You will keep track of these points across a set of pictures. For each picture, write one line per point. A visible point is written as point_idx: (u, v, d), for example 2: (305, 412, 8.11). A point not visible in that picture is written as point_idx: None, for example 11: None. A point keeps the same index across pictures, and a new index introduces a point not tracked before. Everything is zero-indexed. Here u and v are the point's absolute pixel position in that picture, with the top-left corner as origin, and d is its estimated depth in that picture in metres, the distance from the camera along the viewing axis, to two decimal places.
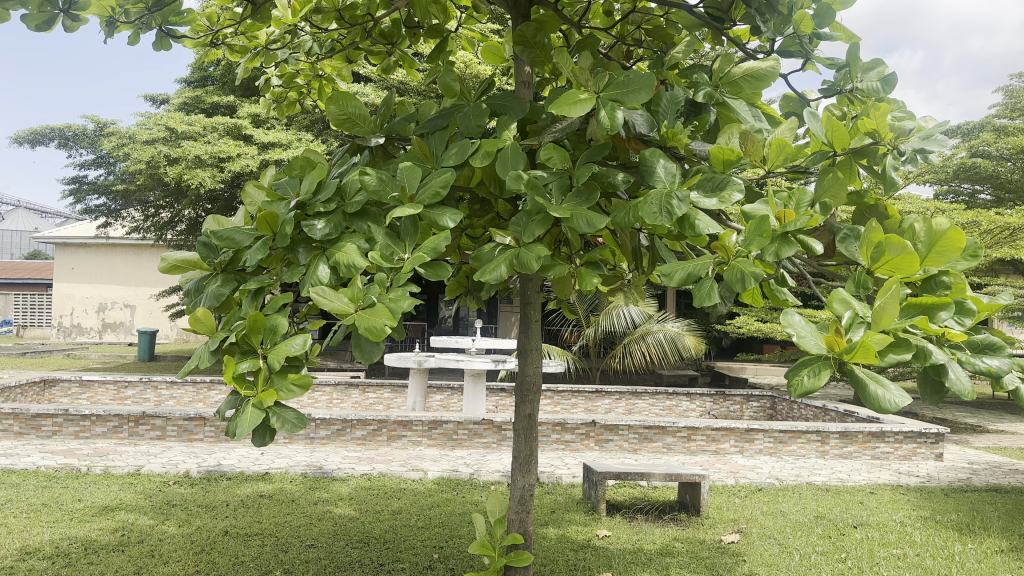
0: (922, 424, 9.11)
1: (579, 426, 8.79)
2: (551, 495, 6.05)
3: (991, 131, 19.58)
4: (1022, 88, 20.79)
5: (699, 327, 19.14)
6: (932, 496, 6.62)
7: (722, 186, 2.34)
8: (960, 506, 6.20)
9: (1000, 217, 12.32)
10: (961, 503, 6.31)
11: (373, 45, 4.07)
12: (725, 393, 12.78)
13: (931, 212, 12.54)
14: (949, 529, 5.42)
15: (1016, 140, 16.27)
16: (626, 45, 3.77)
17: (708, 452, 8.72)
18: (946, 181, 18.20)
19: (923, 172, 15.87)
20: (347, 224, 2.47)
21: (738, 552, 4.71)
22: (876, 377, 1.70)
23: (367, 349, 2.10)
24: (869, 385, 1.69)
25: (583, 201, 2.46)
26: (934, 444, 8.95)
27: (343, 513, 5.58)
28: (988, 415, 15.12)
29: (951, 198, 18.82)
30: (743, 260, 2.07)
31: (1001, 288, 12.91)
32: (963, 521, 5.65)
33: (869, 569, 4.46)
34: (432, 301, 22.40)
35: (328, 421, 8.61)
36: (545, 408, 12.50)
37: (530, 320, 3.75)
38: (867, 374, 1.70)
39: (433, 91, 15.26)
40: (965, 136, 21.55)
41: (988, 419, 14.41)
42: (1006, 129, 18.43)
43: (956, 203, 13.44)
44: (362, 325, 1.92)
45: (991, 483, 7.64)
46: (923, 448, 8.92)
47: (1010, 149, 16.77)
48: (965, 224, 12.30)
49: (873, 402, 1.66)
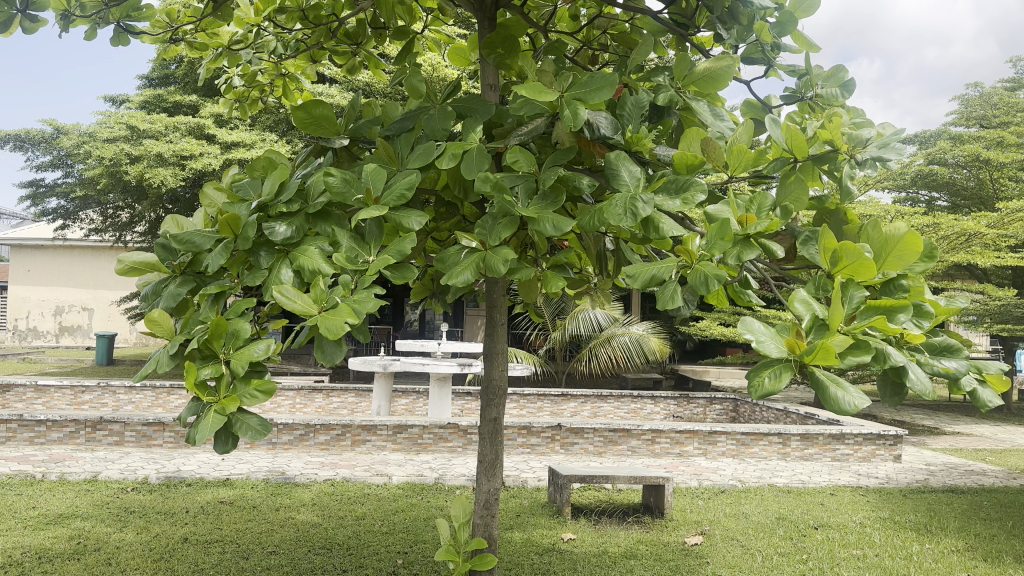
0: (882, 426, 9.28)
1: (545, 429, 8.79)
2: (516, 499, 6.03)
3: (947, 137, 20.02)
4: (975, 98, 21.36)
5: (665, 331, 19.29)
6: (891, 497, 6.72)
7: (686, 188, 2.37)
8: (916, 506, 6.32)
9: (957, 222, 12.58)
10: (918, 503, 6.42)
11: (337, 45, 4.02)
12: (689, 396, 12.90)
13: (891, 216, 12.78)
14: (908, 530, 5.49)
15: (972, 148, 16.65)
16: (593, 50, 3.80)
17: (673, 454, 8.79)
18: (905, 187, 18.56)
19: (883, 178, 16.21)
20: (310, 226, 2.46)
21: (701, 555, 4.72)
22: (836, 379, 1.72)
23: (330, 352, 2.09)
24: (830, 388, 1.72)
25: (549, 204, 2.48)
26: (893, 446, 9.11)
27: (306, 518, 5.51)
28: (944, 418, 15.43)
29: (908, 204, 19.27)
30: (707, 263, 2.09)
31: (957, 292, 13.19)
32: (920, 522, 5.74)
33: (830, 570, 4.50)
34: (397, 304, 22.30)
35: (290, 425, 8.46)
36: (511, 411, 12.48)
37: (496, 323, 3.70)
38: (827, 377, 1.73)
39: (399, 93, 15.23)
40: (922, 144, 22.08)
41: (945, 421, 14.72)
42: (962, 137, 18.88)
43: (912, 208, 13.73)
44: (323, 325, 1.91)
45: (948, 483, 7.77)
46: (881, 449, 9.08)
47: (966, 157, 17.15)
48: (922, 229, 12.53)
49: (833, 404, 1.69)
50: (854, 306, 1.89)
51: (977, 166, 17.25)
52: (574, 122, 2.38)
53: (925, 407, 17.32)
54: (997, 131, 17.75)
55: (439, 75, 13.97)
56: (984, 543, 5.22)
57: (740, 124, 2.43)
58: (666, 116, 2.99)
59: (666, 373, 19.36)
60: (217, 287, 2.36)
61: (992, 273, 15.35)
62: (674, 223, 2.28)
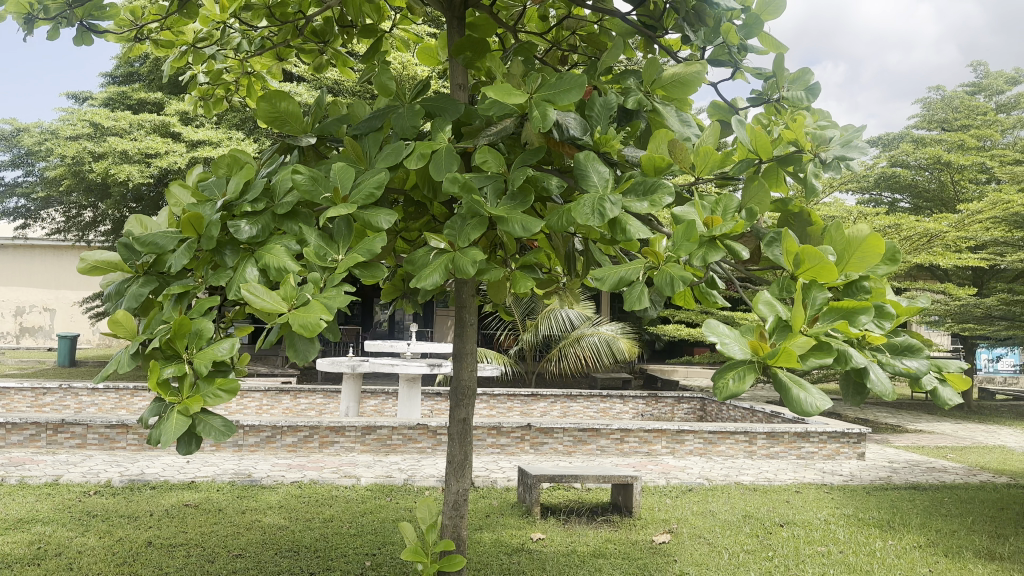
0: (846, 424, 9.43)
1: (514, 429, 8.82)
2: (486, 499, 6.03)
3: (909, 140, 20.36)
4: (937, 101, 21.74)
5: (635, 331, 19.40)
6: (855, 494, 6.83)
7: (653, 190, 2.37)
8: (879, 503, 6.42)
9: (919, 223, 12.81)
10: (881, 500, 6.54)
11: (304, 43, 3.99)
12: (657, 395, 13.02)
13: (854, 216, 12.98)
14: (870, 526, 5.58)
15: (933, 150, 16.96)
16: (562, 50, 3.80)
17: (641, 453, 8.85)
18: (869, 189, 18.86)
19: (848, 180, 16.46)
20: (277, 227, 2.43)
21: (669, 553, 4.76)
22: (798, 380, 1.75)
23: (302, 349, 2.08)
24: (792, 389, 1.74)
25: (518, 204, 2.47)
26: (857, 444, 9.26)
27: (272, 521, 5.46)
28: (906, 415, 15.71)
29: (871, 205, 19.58)
30: (672, 265, 2.11)
31: (919, 292, 13.43)
32: (883, 518, 5.83)
33: (795, 566, 4.56)
34: (366, 304, 22.20)
35: (257, 427, 8.39)
36: (482, 411, 12.48)
37: (465, 323, 3.68)
38: (789, 378, 1.75)
39: (368, 91, 15.16)
40: (885, 146, 22.44)
41: (907, 419, 14.99)
42: (924, 139, 19.24)
43: (876, 210, 13.97)
44: (294, 322, 1.89)
45: (910, 481, 7.91)
46: (846, 447, 9.23)
47: (927, 159, 17.48)
48: (885, 230, 12.74)
49: (796, 405, 1.72)
50: (816, 308, 1.91)
51: (938, 169, 17.58)
52: (542, 122, 2.39)
53: (888, 404, 17.63)
54: (958, 134, 18.12)
55: (408, 74, 13.92)
56: (945, 538, 5.33)
57: (707, 128, 2.46)
58: (635, 118, 3.02)
59: (635, 372, 19.49)
60: (181, 287, 2.33)
61: (953, 274, 15.67)
62: (641, 224, 2.30)
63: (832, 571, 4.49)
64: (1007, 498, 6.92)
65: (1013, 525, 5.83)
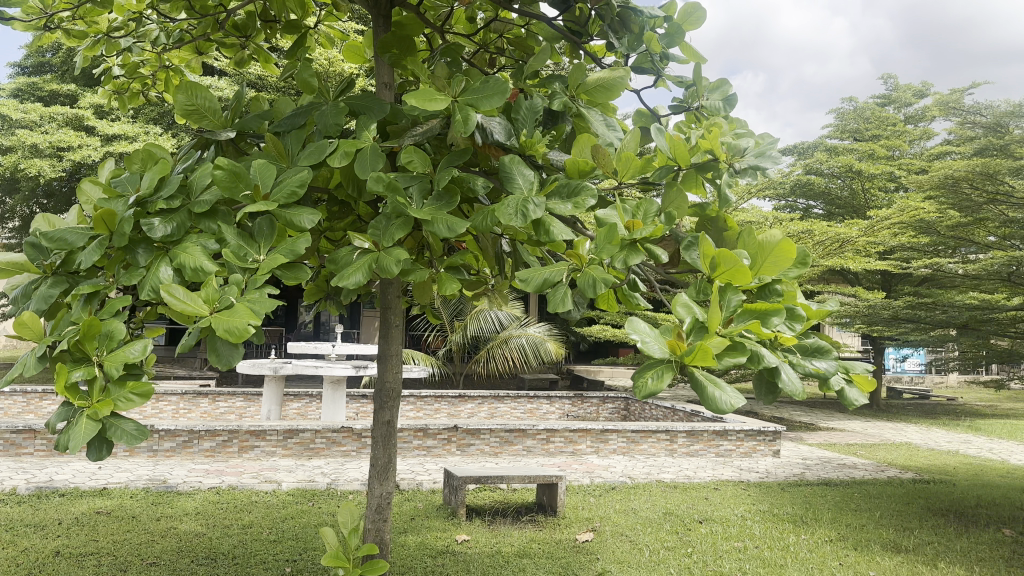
0: (763, 422, 9.74)
1: (441, 431, 8.76)
2: (410, 502, 6.00)
3: (822, 149, 21.18)
4: (848, 112, 22.68)
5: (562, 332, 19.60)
6: (770, 490, 7.06)
7: (577, 192, 2.39)
8: (794, 499, 6.64)
9: (830, 229, 13.34)
10: (796, 496, 6.75)
11: (225, 37, 3.89)
12: (583, 396, 13.23)
13: (771, 222, 13.42)
14: (785, 522, 5.77)
15: (845, 159, 17.69)
16: (488, 52, 3.80)
17: (566, 453, 8.96)
18: (785, 195, 19.54)
19: (766, 186, 17.03)
20: (194, 225, 2.36)
21: (592, 551, 4.82)
22: (714, 378, 1.78)
23: (225, 354, 2.02)
24: (708, 387, 1.77)
25: (444, 204, 2.47)
26: (772, 441, 9.58)
27: (189, 528, 5.31)
28: (819, 413, 16.36)
29: (787, 211, 20.27)
30: (596, 266, 2.14)
31: (830, 294, 14.01)
32: (796, 513, 6.04)
33: (713, 562, 4.67)
34: (291, 305, 21.82)
35: (172, 431, 8.17)
36: (408, 414, 12.39)
37: (390, 325, 3.64)
38: (705, 376, 1.78)
39: (294, 88, 14.92)
40: (800, 155, 23.28)
41: (821, 417, 15.61)
42: (836, 149, 20.05)
43: (791, 215, 14.47)
44: (218, 326, 1.83)
45: (822, 476, 8.23)
46: (762, 445, 9.54)
47: (839, 167, 18.23)
48: (799, 235, 13.23)
49: (710, 403, 1.76)
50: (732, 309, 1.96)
51: (849, 177, 18.34)
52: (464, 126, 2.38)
53: (803, 403, 18.32)
54: (868, 144, 18.95)
55: (336, 71, 13.76)
56: (855, 532, 5.54)
57: (628, 134, 2.49)
58: (560, 122, 3.04)
59: (563, 373, 19.74)
60: (90, 287, 2.23)
61: (864, 278, 16.37)
62: (565, 226, 2.32)
63: (748, 566, 4.61)
64: (912, 493, 7.25)
65: (916, 518, 6.11)
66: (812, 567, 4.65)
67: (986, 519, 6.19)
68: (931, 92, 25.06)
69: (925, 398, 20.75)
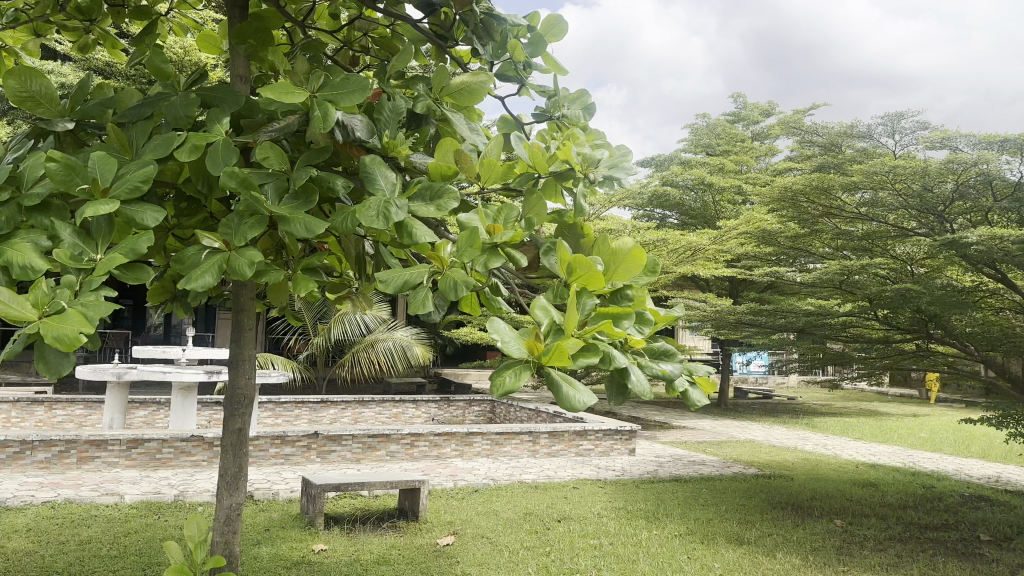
0: (620, 422, 10.12)
1: (300, 438, 8.48)
2: (265, 512, 5.80)
3: (678, 161, 22.29)
4: (702, 128, 24.00)
5: (430, 336, 19.58)
6: (626, 488, 7.34)
7: (439, 195, 2.38)
8: (647, 496, 6.94)
9: (684, 238, 14.05)
10: (649, 493, 7.05)
11: (66, 19, 3.62)
12: (449, 399, 13.32)
13: (630, 230, 13.99)
14: (639, 518, 6.01)
15: (698, 172, 18.70)
16: (353, 51, 3.73)
17: (430, 457, 8.96)
18: (645, 205, 20.39)
19: (627, 195, 17.73)
20: (22, 220, 2.10)
21: (452, 555, 4.84)
22: (568, 378, 1.81)
23: (54, 361, 1.75)
24: (562, 386, 1.80)
25: (301, 204, 2.39)
26: (628, 440, 10.01)
27: (15, 547, 4.90)
28: (674, 412, 17.21)
29: (644, 220, 21.15)
30: (456, 270, 2.14)
31: (683, 300, 14.78)
32: (649, 509, 6.31)
33: (570, 560, 4.80)
34: (140, 307, 20.62)
35: (2, 443, 7.52)
36: (265, 420, 11.96)
37: (243, 327, 3.48)
38: (561, 376, 1.80)
39: (147, 77, 14.12)
40: (657, 166, 24.41)
41: (675, 416, 16.42)
42: (691, 162, 21.16)
43: (649, 224, 15.12)
44: (46, 333, 1.55)
45: (673, 473, 8.65)
46: (618, 444, 9.92)
47: (693, 180, 19.25)
48: (655, 243, 13.87)
49: (564, 401, 1.78)
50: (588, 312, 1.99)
51: (702, 189, 19.40)
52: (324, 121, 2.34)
53: (660, 402, 19.20)
54: (720, 159, 20.14)
55: (193, 63, 13.13)
56: (703, 526, 5.85)
57: (491, 140, 2.46)
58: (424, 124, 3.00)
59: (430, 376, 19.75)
60: None
61: (715, 284, 17.37)
62: (428, 229, 2.29)
63: (602, 562, 4.77)
64: (754, 487, 7.75)
65: (757, 511, 6.53)
66: (663, 561, 4.85)
67: (817, 509, 6.71)
68: (774, 112, 26.91)
69: (769, 396, 22.27)
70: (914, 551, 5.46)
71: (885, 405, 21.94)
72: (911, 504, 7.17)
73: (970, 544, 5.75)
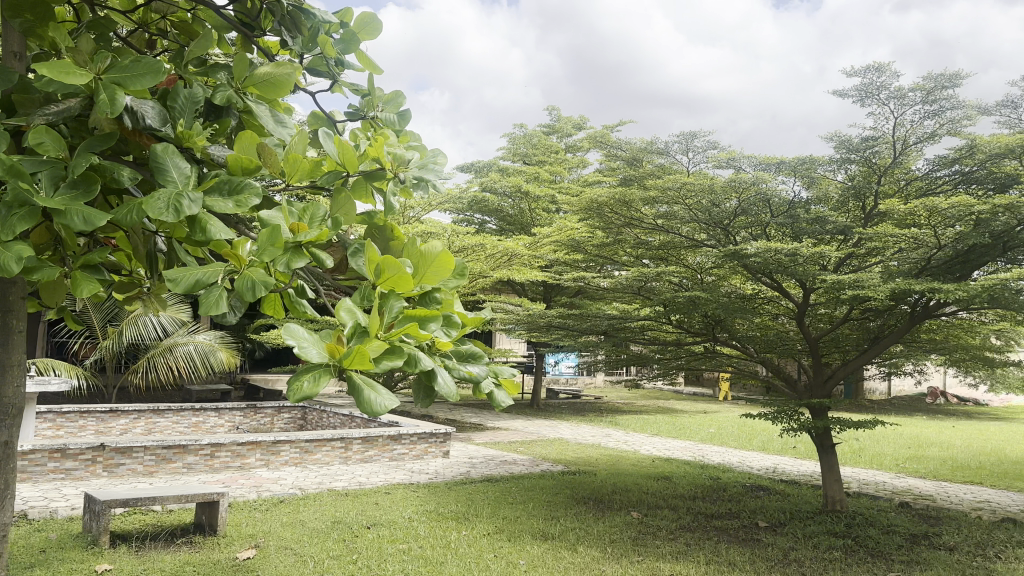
0: (434, 425, 10.31)
1: (83, 452, 7.83)
2: (38, 534, 5.28)
3: (495, 169, 22.80)
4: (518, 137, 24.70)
5: (239, 340, 18.55)
6: (438, 491, 7.38)
7: (241, 189, 1.61)
8: (457, 497, 7.02)
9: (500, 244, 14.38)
10: (459, 494, 7.13)
11: None
12: (256, 406, 12.86)
13: (448, 234, 14.11)
14: (448, 520, 6.06)
15: (514, 180, 19.20)
16: (147, 33, 3.44)
17: (233, 467, 8.56)
18: (465, 210, 20.50)
19: (448, 200, 17.88)
20: None
21: (252, 568, 4.64)
22: (371, 381, 1.34)
23: None
24: (364, 389, 1.33)
25: (83, 193, 1.36)
26: (440, 443, 10.18)
27: None
28: (488, 414, 17.57)
29: (464, 225, 21.23)
30: (255, 271, 1.53)
31: (497, 304, 15.12)
32: (459, 511, 6.39)
33: (377, 566, 4.74)
34: None
35: None
36: (43, 433, 10.83)
37: None
38: (363, 378, 1.33)
39: None
40: (475, 171, 24.64)
41: (490, 417, 16.78)
42: (508, 170, 21.71)
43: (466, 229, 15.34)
44: None
45: (484, 474, 8.82)
46: (433, 447, 10.11)
47: (510, 188, 19.75)
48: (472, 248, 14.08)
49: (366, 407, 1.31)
50: (394, 314, 1.50)
51: (519, 197, 19.92)
52: (109, 111, 1.54)
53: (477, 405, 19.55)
54: (535, 168, 20.82)
55: None
56: (510, 525, 5.98)
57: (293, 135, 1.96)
58: (226, 116, 2.23)
59: (237, 382, 18.91)
60: None
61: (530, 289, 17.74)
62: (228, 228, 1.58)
63: (410, 566, 4.75)
64: (560, 484, 8.01)
65: (561, 507, 6.79)
66: (470, 561, 4.91)
67: (617, 503, 7.07)
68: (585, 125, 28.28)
69: (578, 396, 23.31)
70: (701, 539, 5.83)
71: (682, 402, 23.35)
72: (699, 495, 7.71)
73: (750, 530, 6.18)
